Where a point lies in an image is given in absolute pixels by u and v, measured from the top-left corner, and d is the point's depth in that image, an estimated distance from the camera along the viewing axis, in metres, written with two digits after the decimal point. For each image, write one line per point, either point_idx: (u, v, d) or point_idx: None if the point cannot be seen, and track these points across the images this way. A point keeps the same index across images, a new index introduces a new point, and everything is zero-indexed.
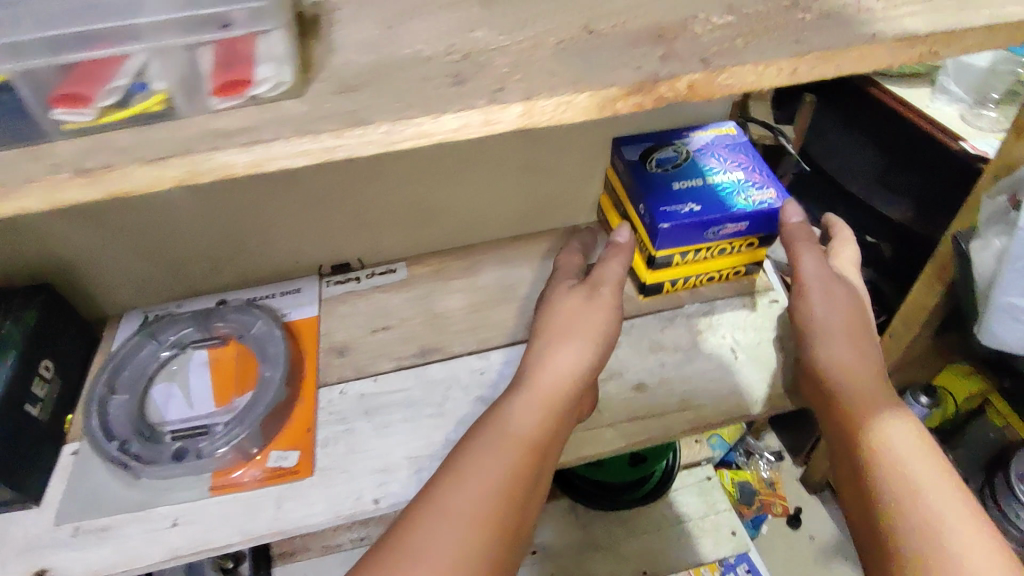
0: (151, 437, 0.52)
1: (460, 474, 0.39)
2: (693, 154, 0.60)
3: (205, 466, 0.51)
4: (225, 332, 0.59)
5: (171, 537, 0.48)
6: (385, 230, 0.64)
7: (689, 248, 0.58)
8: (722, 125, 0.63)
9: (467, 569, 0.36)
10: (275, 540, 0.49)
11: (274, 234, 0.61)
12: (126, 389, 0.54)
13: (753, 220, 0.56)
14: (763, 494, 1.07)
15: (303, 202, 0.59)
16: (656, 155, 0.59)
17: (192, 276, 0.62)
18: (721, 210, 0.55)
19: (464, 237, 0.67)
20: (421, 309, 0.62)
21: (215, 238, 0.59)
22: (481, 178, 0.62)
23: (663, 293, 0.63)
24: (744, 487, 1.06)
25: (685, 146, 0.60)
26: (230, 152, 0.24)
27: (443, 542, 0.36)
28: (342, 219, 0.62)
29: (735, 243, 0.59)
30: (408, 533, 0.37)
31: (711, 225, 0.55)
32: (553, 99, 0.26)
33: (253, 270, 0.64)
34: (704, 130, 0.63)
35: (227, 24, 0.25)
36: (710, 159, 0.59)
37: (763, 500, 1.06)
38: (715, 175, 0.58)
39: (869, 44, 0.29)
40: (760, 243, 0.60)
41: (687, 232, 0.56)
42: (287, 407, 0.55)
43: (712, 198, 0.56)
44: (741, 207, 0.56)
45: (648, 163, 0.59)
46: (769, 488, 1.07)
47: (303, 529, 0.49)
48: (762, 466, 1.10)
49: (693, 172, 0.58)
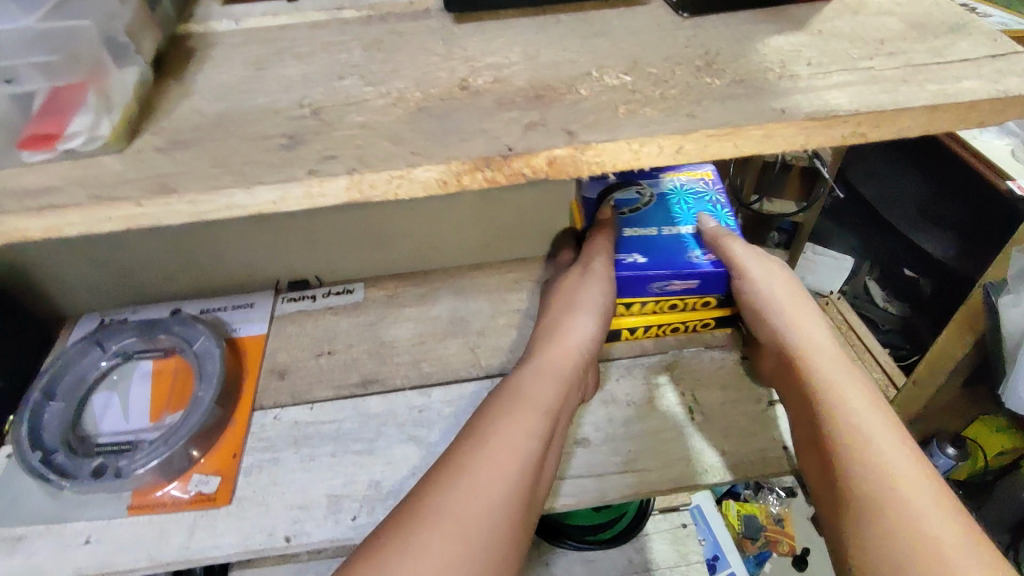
0: (78, 449, 0.52)
1: (486, 431, 0.40)
2: (658, 199, 0.57)
3: (124, 486, 0.50)
4: (168, 344, 0.58)
5: (80, 555, 0.47)
6: (341, 249, 0.63)
7: (635, 299, 0.55)
8: (700, 169, 0.60)
9: (489, 512, 0.35)
10: (183, 569, 0.48)
11: (226, 247, 0.61)
12: (63, 396, 0.54)
13: (704, 279, 0.52)
14: (770, 529, 0.94)
15: (255, 217, 0.59)
16: (615, 197, 0.57)
17: (146, 282, 0.62)
18: (666, 267, 0.52)
19: (423, 261, 0.66)
20: (370, 336, 0.60)
21: (167, 248, 0.59)
22: (437, 203, 0.60)
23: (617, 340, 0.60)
24: (749, 520, 0.94)
25: (650, 189, 0.57)
26: (20, 217, 0.23)
27: (464, 491, 0.36)
28: (296, 237, 0.61)
29: (688, 300, 0.56)
30: (433, 487, 0.37)
31: (654, 280, 0.53)
32: (383, 174, 0.24)
33: (208, 280, 0.64)
34: (680, 171, 0.59)
35: (13, 78, 0.24)
36: (675, 207, 0.56)
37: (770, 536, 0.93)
38: (673, 227, 0.55)
39: (774, 123, 0.25)
40: (720, 302, 0.57)
41: (629, 285, 0.53)
42: (217, 428, 0.53)
43: (662, 252, 0.53)
44: (691, 265, 0.52)
45: (605, 201, 0.57)
46: (777, 524, 0.95)
47: (209, 562, 0.47)
48: (771, 502, 0.97)
49: (651, 221, 0.55)
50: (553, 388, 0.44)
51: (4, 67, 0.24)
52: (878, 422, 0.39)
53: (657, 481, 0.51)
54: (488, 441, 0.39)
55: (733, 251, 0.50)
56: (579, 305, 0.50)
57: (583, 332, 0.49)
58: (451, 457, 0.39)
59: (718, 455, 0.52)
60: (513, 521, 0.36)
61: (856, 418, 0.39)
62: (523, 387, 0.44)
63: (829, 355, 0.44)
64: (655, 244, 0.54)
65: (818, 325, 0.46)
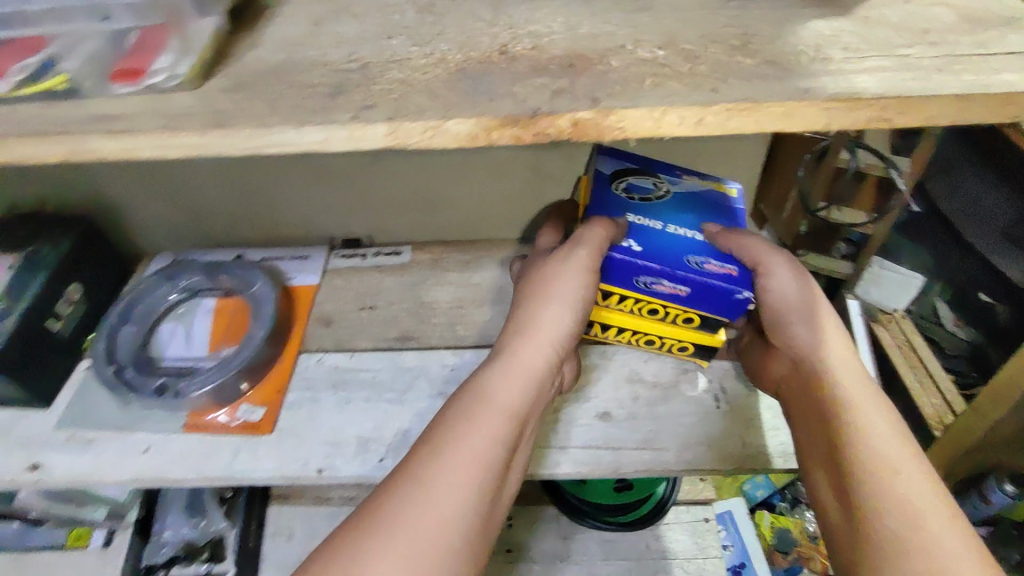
0: (144, 368, 0.58)
1: (438, 445, 0.38)
2: (673, 200, 0.53)
3: (181, 405, 0.55)
4: (229, 284, 0.63)
5: (138, 461, 0.53)
6: (392, 212, 0.67)
7: (617, 291, 0.50)
8: (722, 184, 0.57)
9: (451, 532, 0.35)
10: (225, 486, 0.52)
11: (289, 201, 0.65)
12: (136, 322, 0.61)
13: (697, 287, 0.47)
14: (804, 546, 0.86)
15: (316, 175, 0.63)
16: (630, 179, 0.54)
17: (216, 226, 0.68)
18: (660, 261, 0.47)
19: (468, 230, 0.69)
20: (411, 296, 0.63)
21: (236, 196, 0.64)
22: (485, 175, 0.63)
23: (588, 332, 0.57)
24: (782, 533, 0.86)
25: (667, 186, 0.54)
26: (101, 137, 0.27)
27: (418, 508, 0.36)
28: (352, 196, 0.65)
29: (673, 310, 0.51)
30: (385, 501, 0.36)
31: (640, 272, 0.48)
32: (418, 123, 0.26)
33: (270, 231, 0.69)
34: (699, 181, 0.57)
35: (108, 17, 0.28)
36: (688, 213, 0.52)
37: (802, 552, 0.85)
38: (680, 227, 0.51)
39: (795, 101, 0.26)
40: (704, 322, 0.52)
41: (614, 269, 0.48)
42: (265, 365, 0.58)
43: (662, 245, 0.48)
44: (688, 267, 0.47)
45: (618, 181, 0.54)
46: (814, 542, 0.86)
47: (247, 481, 0.52)
48: (810, 518, 0.89)
49: (657, 217, 0.51)
50: (520, 391, 0.42)
51: (100, 6, 0.28)
52: (901, 455, 0.39)
53: (673, 461, 0.51)
54: (451, 448, 0.38)
55: (761, 256, 0.48)
56: (556, 295, 0.46)
57: (560, 328, 0.46)
58: (403, 474, 0.37)
59: (737, 443, 0.52)
60: (471, 538, 0.36)
61: (877, 450, 0.39)
62: (484, 392, 0.42)
63: (855, 381, 0.43)
64: (653, 238, 0.50)
65: (837, 340, 0.46)
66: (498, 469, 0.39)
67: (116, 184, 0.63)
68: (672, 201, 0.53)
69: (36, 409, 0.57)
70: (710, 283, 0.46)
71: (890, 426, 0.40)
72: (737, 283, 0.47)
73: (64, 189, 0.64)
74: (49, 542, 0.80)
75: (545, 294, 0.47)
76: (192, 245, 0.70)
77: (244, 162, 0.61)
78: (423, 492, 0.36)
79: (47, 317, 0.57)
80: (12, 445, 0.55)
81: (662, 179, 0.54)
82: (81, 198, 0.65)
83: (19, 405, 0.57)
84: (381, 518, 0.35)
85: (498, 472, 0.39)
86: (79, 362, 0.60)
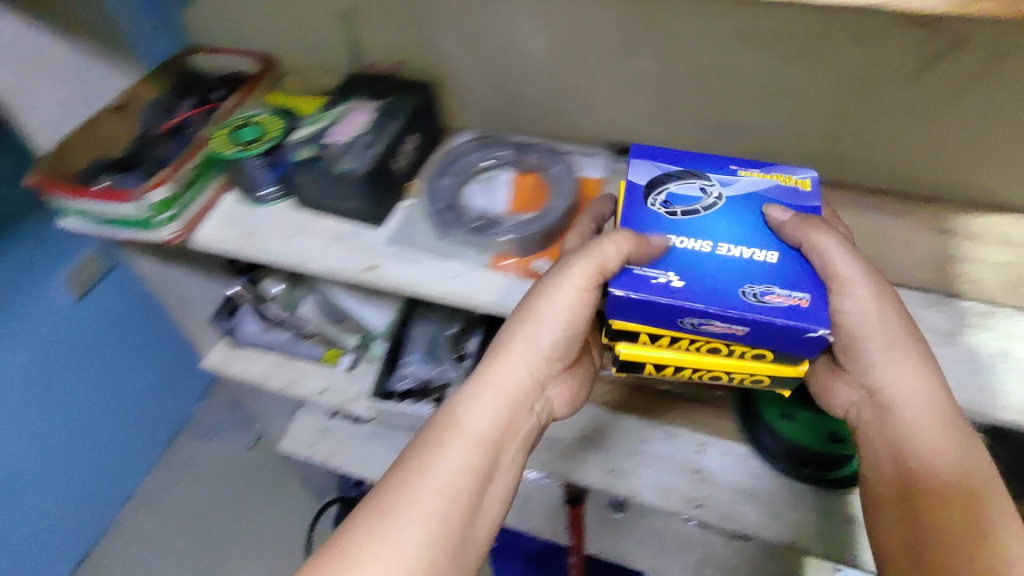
0: (456, 212, 0.69)
1: (418, 466, 0.52)
2: (722, 210, 0.56)
3: (489, 244, 0.66)
4: (531, 162, 0.73)
5: (450, 281, 0.65)
6: (688, 130, 0.72)
7: (670, 333, 0.53)
8: (795, 173, 0.59)
9: (434, 532, 0.49)
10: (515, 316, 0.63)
11: (592, 99, 0.73)
12: (453, 175, 0.72)
13: (754, 326, 0.49)
14: None
15: (635, 81, 0.69)
16: (671, 190, 0.57)
17: (524, 111, 0.77)
18: (709, 302, 0.49)
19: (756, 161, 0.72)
20: None
21: (547, 85, 0.73)
22: (799, 108, 0.66)
23: (641, 373, 0.59)
24: None
25: (716, 189, 0.57)
26: None
27: (411, 520, 0.49)
28: (661, 105, 0.71)
29: (734, 346, 0.53)
30: (384, 500, 0.50)
31: (687, 313, 0.50)
32: None
33: (572, 127, 0.77)
34: (765, 171, 0.59)
35: None
36: (746, 227, 0.55)
37: None
38: (729, 245, 0.53)
39: None
40: (778, 357, 0.53)
41: (649, 310, 0.51)
42: (559, 232, 0.67)
43: (710, 282, 0.51)
44: (746, 303, 0.49)
45: (654, 196, 0.57)
46: None
47: None
48: None
49: (709, 236, 0.54)
50: (493, 419, 0.55)
51: None
52: (976, 503, 0.49)
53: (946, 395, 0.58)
54: (436, 460, 0.52)
55: (835, 265, 0.51)
56: (546, 311, 0.56)
57: (543, 343, 0.57)
58: (394, 478, 0.52)
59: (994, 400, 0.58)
60: (452, 529, 0.50)
61: (949, 489, 0.50)
62: (459, 417, 0.55)
63: (925, 414, 0.52)
64: (700, 263, 0.52)
65: (920, 379, 0.53)
66: (475, 476, 0.53)
67: (443, 33, 0.73)
68: (722, 210, 0.56)
69: (369, 226, 0.71)
70: (775, 324, 0.48)
71: (956, 458, 0.51)
72: (803, 319, 0.49)
73: (411, 55, 0.77)
74: (311, 354, 0.97)
75: (526, 315, 0.57)
76: (491, 125, 0.80)
77: (569, 51, 0.69)
78: (412, 504, 0.50)
79: (395, 154, 0.70)
80: (355, 248, 0.69)
81: (710, 184, 0.56)
82: (417, 65, 0.78)
83: (359, 222, 0.71)
84: (378, 516, 0.50)
85: (476, 472, 0.53)
86: (403, 200, 0.73)
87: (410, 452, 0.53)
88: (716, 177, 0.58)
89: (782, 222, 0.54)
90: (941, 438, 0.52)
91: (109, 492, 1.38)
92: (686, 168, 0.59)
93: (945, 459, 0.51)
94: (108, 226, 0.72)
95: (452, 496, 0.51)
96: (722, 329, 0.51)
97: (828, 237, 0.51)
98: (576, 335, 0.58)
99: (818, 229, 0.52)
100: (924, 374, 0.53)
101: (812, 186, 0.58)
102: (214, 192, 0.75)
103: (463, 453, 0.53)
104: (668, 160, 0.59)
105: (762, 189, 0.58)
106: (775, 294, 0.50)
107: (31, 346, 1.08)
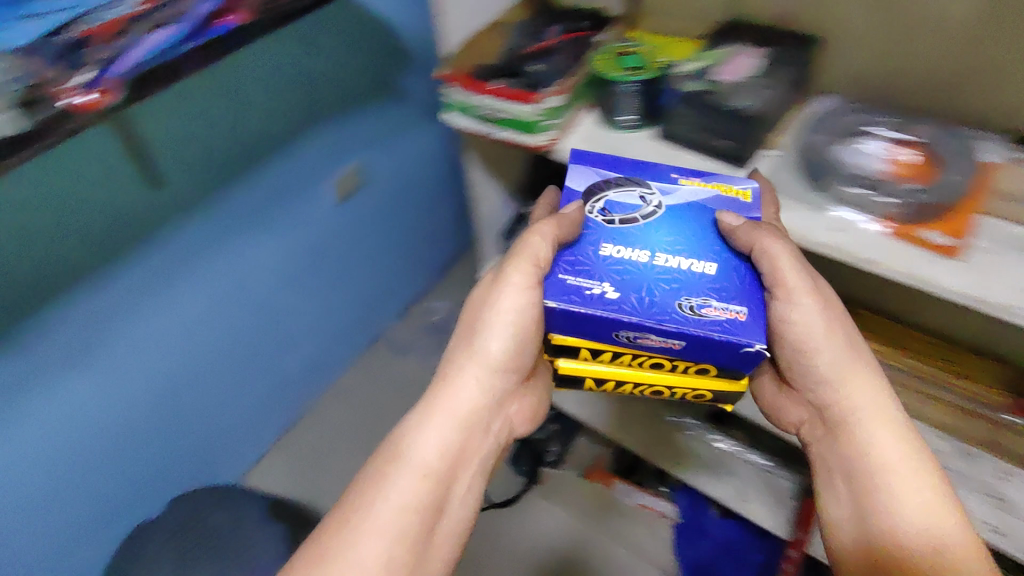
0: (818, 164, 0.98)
1: (368, 503, 0.78)
2: (664, 216, 0.86)
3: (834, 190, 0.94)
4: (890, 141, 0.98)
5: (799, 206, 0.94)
6: (967, 80, 0.97)
7: (612, 345, 0.80)
8: (738, 184, 0.92)
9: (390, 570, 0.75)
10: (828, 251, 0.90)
11: (919, 57, 1.00)
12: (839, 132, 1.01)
13: (686, 340, 0.75)
14: None
15: (926, 31, 0.97)
16: (613, 201, 0.88)
17: (887, 68, 1.04)
18: (643, 318, 0.75)
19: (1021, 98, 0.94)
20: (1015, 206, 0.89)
21: (879, 63, 1.04)
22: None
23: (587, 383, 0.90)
24: None
25: (658, 198, 0.88)
26: None
27: (368, 557, 0.75)
28: (966, 79, 0.97)
29: (675, 360, 0.80)
30: (342, 545, 0.75)
31: (624, 328, 0.76)
32: None
33: (915, 93, 1.04)
34: (706, 184, 0.91)
35: None
36: (683, 235, 0.84)
37: None
38: (665, 258, 0.81)
39: None
40: (718, 373, 0.80)
41: (587, 321, 0.77)
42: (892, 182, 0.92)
43: (641, 291, 0.77)
44: (680, 316, 0.75)
45: (597, 201, 0.88)
46: None
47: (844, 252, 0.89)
48: None
49: (645, 248, 0.82)
50: (434, 450, 0.82)
51: None
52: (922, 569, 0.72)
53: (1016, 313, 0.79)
54: (373, 515, 0.77)
55: (781, 270, 0.78)
56: (485, 325, 0.84)
57: (522, 342, 0.85)
58: (355, 504, 0.78)
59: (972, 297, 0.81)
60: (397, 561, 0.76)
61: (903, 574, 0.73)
62: (405, 450, 0.82)
63: (885, 521, 0.76)
64: (621, 271, 0.80)
65: (869, 387, 0.82)
66: (420, 513, 0.79)
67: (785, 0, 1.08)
68: (657, 216, 0.86)
69: (721, 163, 0.99)
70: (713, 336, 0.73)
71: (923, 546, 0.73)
72: (738, 332, 0.74)
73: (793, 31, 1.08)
74: None
75: (491, 286, 0.84)
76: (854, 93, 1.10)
77: (887, 21, 1.00)
78: (366, 537, 0.76)
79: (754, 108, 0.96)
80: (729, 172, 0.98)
81: (647, 195, 0.87)
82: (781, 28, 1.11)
83: (713, 160, 0.99)
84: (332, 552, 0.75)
85: (422, 515, 0.79)
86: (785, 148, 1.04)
87: (362, 484, 0.80)
88: (655, 186, 0.90)
89: (733, 224, 0.83)
90: (924, 543, 0.73)
91: (217, 464, 1.68)
92: (594, 180, 0.92)
93: (912, 517, 0.75)
94: (496, 126, 1.10)
95: (420, 504, 0.79)
96: (659, 340, 0.77)
97: (772, 238, 0.79)
98: (532, 340, 0.85)
99: (759, 227, 0.80)
100: (882, 414, 0.81)
101: (750, 194, 0.89)
102: (578, 113, 1.10)
103: (432, 438, 0.83)
104: (607, 167, 0.93)
105: (699, 194, 0.89)
106: (710, 306, 0.76)
107: (251, 234, 1.48)
